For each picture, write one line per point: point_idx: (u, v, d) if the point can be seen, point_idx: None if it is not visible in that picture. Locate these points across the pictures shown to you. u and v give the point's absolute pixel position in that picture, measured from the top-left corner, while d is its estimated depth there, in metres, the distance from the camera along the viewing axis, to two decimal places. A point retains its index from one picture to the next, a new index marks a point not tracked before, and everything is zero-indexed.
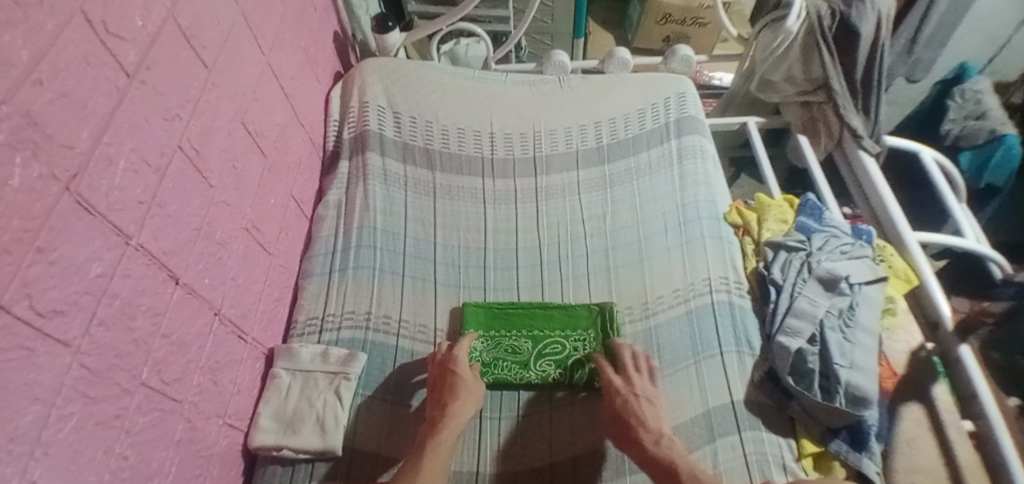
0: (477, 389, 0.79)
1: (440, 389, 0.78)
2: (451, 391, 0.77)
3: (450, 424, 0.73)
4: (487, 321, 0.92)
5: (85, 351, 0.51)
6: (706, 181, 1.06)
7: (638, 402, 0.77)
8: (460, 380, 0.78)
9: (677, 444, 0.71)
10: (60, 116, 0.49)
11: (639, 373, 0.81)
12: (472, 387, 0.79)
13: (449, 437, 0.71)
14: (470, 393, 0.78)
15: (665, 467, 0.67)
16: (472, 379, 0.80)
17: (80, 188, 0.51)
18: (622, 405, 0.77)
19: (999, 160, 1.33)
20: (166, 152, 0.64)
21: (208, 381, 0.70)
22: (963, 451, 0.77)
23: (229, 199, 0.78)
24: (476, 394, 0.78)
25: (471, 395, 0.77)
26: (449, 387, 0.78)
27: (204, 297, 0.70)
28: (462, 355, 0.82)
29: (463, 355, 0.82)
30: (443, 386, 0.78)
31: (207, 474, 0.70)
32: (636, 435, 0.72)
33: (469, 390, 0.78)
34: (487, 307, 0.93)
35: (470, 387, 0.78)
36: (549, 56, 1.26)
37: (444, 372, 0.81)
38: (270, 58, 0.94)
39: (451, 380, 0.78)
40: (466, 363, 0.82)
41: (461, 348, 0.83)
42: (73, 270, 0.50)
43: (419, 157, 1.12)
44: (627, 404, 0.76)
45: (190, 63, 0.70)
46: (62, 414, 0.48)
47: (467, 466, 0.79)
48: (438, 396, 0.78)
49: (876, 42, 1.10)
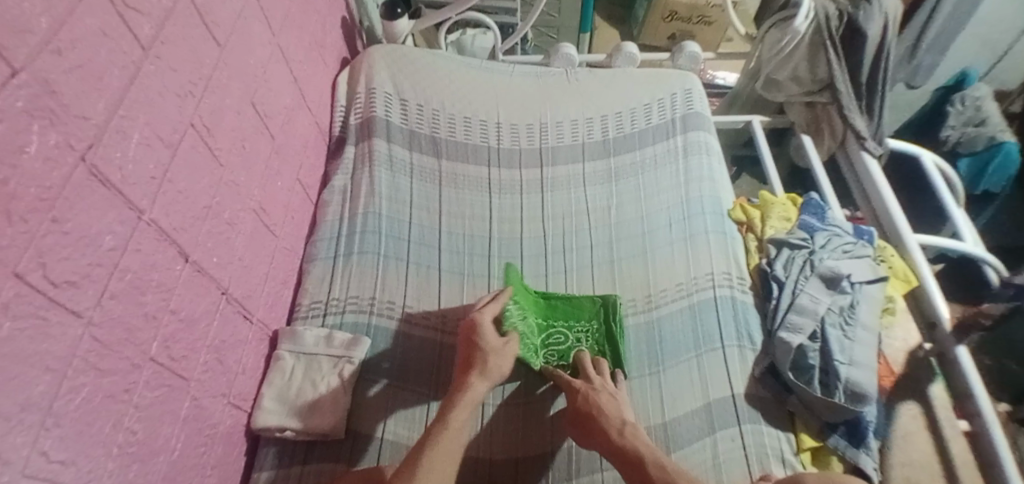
0: (503, 358, 0.76)
1: (464, 362, 0.76)
2: (472, 366, 0.75)
3: (457, 412, 0.68)
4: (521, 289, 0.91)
5: (97, 323, 0.51)
6: (711, 177, 1.07)
7: (598, 396, 0.77)
8: (482, 352, 0.76)
9: (641, 433, 0.71)
10: (77, 87, 0.49)
11: (601, 375, 0.82)
12: (496, 355, 0.76)
13: (458, 422, 0.67)
14: (492, 366, 0.75)
15: (631, 456, 0.67)
16: (501, 347, 0.77)
17: (95, 159, 0.50)
18: (583, 401, 0.76)
19: (997, 166, 1.36)
20: (179, 129, 0.64)
21: (214, 359, 0.70)
22: (958, 449, 0.79)
23: (237, 179, 0.77)
24: (506, 361, 0.76)
25: (494, 365, 0.75)
26: (472, 360, 0.76)
27: (211, 276, 0.70)
28: (488, 320, 0.80)
29: (488, 320, 0.80)
30: (467, 359, 0.76)
31: (211, 453, 0.70)
32: (600, 426, 0.72)
33: (494, 358, 0.75)
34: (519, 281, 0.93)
35: (491, 360, 0.75)
36: (557, 48, 1.27)
37: (470, 345, 0.78)
38: (279, 40, 0.93)
39: (473, 352, 0.76)
40: (492, 329, 0.79)
41: (485, 314, 0.80)
42: (86, 242, 0.49)
43: (425, 145, 1.12)
44: (588, 399, 0.76)
45: (202, 41, 0.70)
46: (73, 385, 0.48)
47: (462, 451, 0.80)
48: (462, 370, 0.75)
49: (883, 43, 1.12)
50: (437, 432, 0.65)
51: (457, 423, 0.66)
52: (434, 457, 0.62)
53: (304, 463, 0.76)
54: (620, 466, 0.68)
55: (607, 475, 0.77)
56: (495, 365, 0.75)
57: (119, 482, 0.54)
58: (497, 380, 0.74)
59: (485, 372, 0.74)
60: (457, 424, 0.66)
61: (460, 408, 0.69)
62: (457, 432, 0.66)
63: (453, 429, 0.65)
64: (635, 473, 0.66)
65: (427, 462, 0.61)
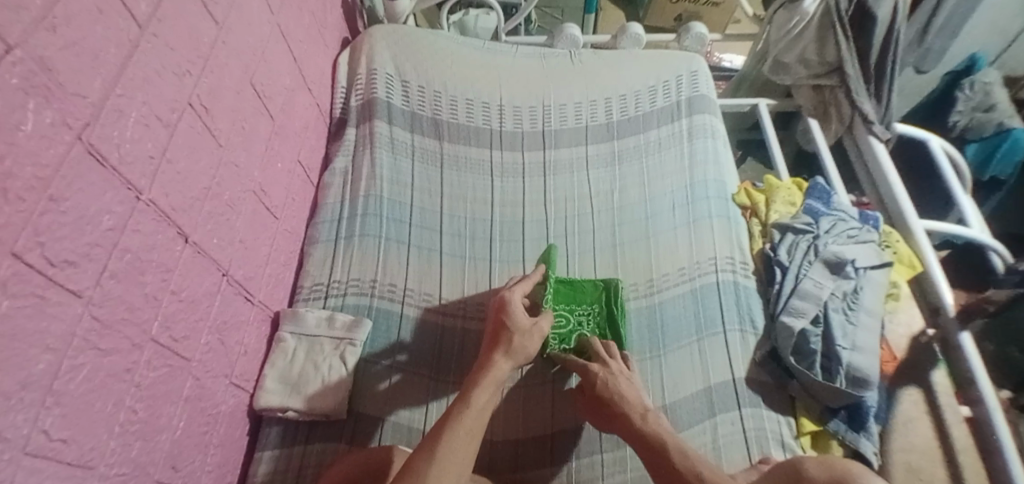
0: (528, 338, 0.74)
1: (491, 340, 0.75)
2: (498, 344, 0.73)
3: (480, 391, 0.66)
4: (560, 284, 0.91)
5: (96, 302, 0.50)
6: (715, 161, 1.06)
7: (616, 381, 0.76)
8: (508, 331, 0.74)
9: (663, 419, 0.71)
10: (73, 64, 0.48)
11: (614, 358, 0.81)
12: (525, 336, 0.74)
13: (481, 403, 0.65)
14: (517, 345, 0.73)
15: (653, 442, 0.67)
16: (529, 327, 0.75)
17: (92, 138, 0.50)
18: (604, 384, 0.76)
19: (1005, 152, 1.34)
20: (177, 109, 0.63)
21: (216, 340, 0.70)
22: (959, 433, 0.79)
23: (237, 160, 0.77)
24: (534, 342, 0.74)
25: (519, 346, 0.73)
26: (499, 338, 0.74)
27: (212, 257, 0.70)
28: (516, 299, 0.78)
29: (517, 300, 0.78)
30: (493, 338, 0.75)
31: (213, 432, 0.70)
32: (622, 411, 0.72)
33: (522, 338, 0.74)
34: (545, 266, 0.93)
35: (517, 339, 0.73)
36: (560, 28, 1.25)
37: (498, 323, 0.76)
38: (279, 19, 0.91)
39: (500, 331, 0.74)
40: (521, 309, 0.78)
41: (514, 294, 0.79)
42: (84, 222, 0.49)
43: (426, 127, 1.11)
44: (608, 382, 0.76)
45: (200, 19, 0.69)
46: (73, 365, 0.48)
47: None
48: (489, 347, 0.74)
49: (892, 26, 1.10)
50: (460, 414, 0.63)
51: (479, 404, 0.65)
52: (459, 433, 0.61)
53: (307, 443, 0.77)
54: (640, 448, 0.68)
55: (606, 456, 0.78)
56: (523, 345, 0.73)
57: (121, 460, 0.54)
58: (521, 360, 0.73)
59: (510, 353, 0.72)
60: (479, 406, 0.65)
61: (486, 388, 0.67)
62: (480, 416, 0.64)
63: (477, 412, 0.64)
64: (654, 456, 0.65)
65: (447, 441, 0.60)
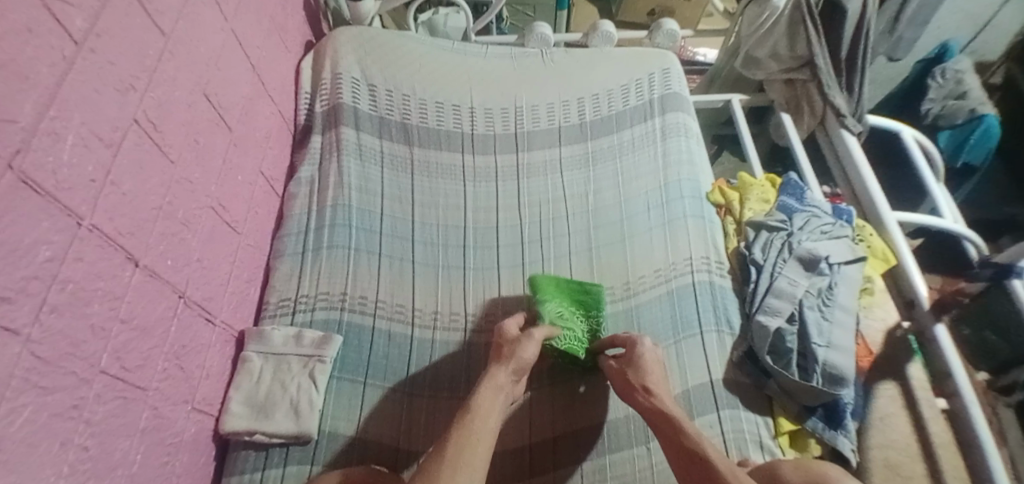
0: (527, 348, 0.75)
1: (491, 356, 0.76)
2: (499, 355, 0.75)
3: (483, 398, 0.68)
4: (560, 290, 0.88)
5: (36, 339, 0.47)
6: (690, 160, 1.05)
7: (651, 371, 0.74)
8: (506, 343, 0.77)
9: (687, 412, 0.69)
10: (0, 87, 0.45)
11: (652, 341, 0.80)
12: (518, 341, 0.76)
13: (486, 407, 0.67)
14: (516, 355, 0.75)
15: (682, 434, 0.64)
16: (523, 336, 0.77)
17: (24, 165, 0.47)
18: (641, 373, 0.74)
19: (976, 140, 1.34)
20: (121, 127, 0.60)
21: (175, 366, 0.68)
22: (937, 428, 0.78)
23: (192, 176, 0.73)
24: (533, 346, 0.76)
25: (518, 355, 0.74)
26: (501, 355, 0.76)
27: (166, 280, 0.67)
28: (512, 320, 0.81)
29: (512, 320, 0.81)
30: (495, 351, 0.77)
31: (176, 462, 0.67)
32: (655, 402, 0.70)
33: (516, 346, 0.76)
34: (559, 280, 0.89)
35: (515, 349, 0.75)
36: (531, 28, 1.22)
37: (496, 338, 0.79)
38: (233, 26, 0.88)
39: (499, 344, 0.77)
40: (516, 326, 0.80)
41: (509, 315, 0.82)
42: (17, 255, 0.46)
43: (395, 132, 1.08)
44: (644, 373, 0.74)
45: (144, 31, 0.65)
46: (13, 407, 0.45)
47: None
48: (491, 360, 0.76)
49: (862, 19, 1.09)
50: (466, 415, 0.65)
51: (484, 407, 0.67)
52: (462, 431, 0.63)
53: (275, 467, 0.74)
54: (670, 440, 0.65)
55: (585, 466, 0.76)
56: (518, 352, 0.75)
57: None
58: (522, 368, 0.74)
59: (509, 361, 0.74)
60: (484, 410, 0.66)
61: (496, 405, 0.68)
62: (486, 417, 0.65)
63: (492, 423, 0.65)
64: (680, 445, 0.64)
65: (457, 438, 0.62)
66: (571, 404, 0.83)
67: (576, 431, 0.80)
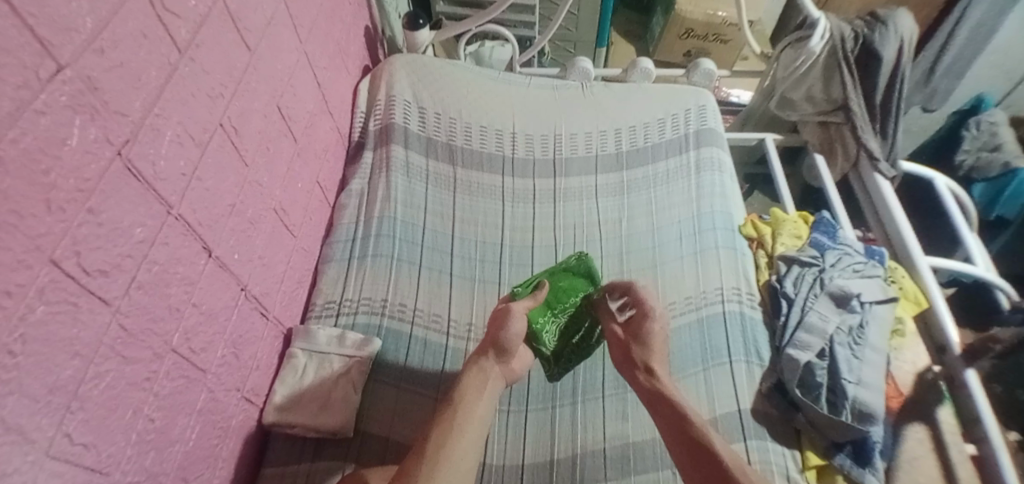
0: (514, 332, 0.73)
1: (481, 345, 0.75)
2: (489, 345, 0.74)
3: (472, 399, 0.67)
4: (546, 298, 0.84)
5: (123, 312, 0.52)
6: (722, 193, 1.08)
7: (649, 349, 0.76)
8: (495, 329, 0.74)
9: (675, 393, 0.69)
10: (117, 84, 0.51)
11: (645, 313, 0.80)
12: (504, 323, 0.74)
13: (468, 408, 0.65)
14: (503, 345, 0.73)
15: (678, 417, 0.65)
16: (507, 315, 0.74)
17: (130, 154, 0.53)
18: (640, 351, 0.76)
19: (1011, 193, 1.33)
20: (209, 129, 0.67)
21: (230, 354, 0.72)
22: (966, 472, 0.78)
23: (260, 180, 0.80)
24: (518, 324, 0.74)
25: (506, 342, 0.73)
26: (487, 342, 0.75)
27: (232, 272, 0.72)
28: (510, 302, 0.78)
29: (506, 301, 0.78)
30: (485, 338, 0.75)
31: (223, 446, 0.71)
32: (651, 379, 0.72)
33: (501, 329, 0.73)
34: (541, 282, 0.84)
35: (502, 337, 0.73)
36: (573, 62, 1.30)
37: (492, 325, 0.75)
38: (306, 47, 0.96)
39: (490, 333, 0.74)
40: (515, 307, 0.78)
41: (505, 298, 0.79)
42: (116, 235, 0.51)
43: (441, 152, 1.14)
44: (636, 351, 0.76)
45: (233, 47, 0.72)
46: (98, 371, 0.50)
47: (499, 459, 0.82)
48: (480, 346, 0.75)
49: (897, 67, 1.13)
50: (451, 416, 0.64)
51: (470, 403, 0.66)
52: (444, 431, 0.62)
53: (311, 460, 0.77)
54: (668, 426, 0.65)
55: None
56: (504, 338, 0.73)
57: (133, 469, 0.55)
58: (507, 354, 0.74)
59: (501, 349, 0.73)
60: (468, 409, 0.65)
61: (478, 398, 0.67)
62: (469, 418, 0.64)
63: (476, 419, 0.64)
64: (688, 438, 0.63)
65: (439, 446, 0.60)
66: (561, 414, 0.86)
67: (601, 450, 0.81)
